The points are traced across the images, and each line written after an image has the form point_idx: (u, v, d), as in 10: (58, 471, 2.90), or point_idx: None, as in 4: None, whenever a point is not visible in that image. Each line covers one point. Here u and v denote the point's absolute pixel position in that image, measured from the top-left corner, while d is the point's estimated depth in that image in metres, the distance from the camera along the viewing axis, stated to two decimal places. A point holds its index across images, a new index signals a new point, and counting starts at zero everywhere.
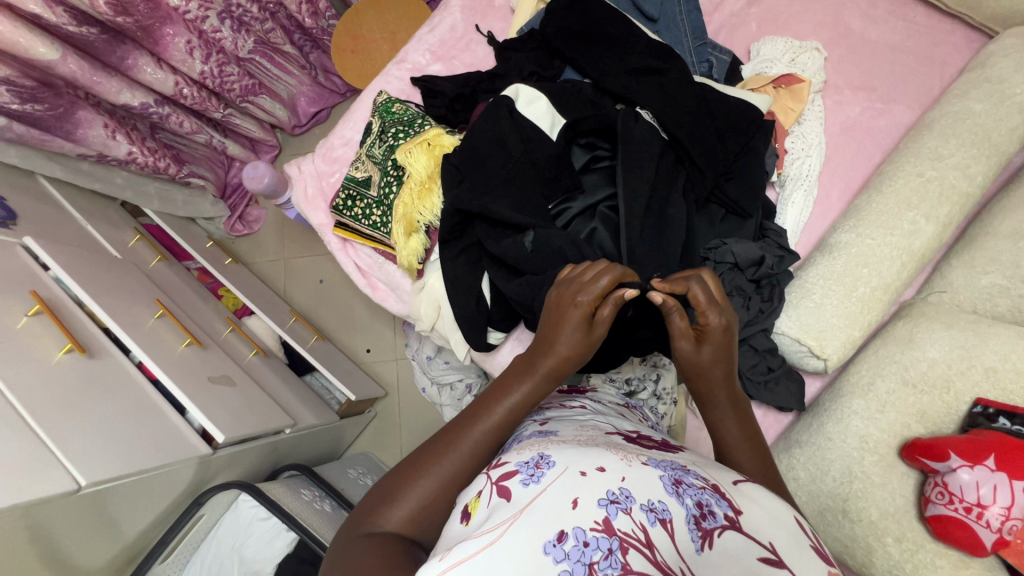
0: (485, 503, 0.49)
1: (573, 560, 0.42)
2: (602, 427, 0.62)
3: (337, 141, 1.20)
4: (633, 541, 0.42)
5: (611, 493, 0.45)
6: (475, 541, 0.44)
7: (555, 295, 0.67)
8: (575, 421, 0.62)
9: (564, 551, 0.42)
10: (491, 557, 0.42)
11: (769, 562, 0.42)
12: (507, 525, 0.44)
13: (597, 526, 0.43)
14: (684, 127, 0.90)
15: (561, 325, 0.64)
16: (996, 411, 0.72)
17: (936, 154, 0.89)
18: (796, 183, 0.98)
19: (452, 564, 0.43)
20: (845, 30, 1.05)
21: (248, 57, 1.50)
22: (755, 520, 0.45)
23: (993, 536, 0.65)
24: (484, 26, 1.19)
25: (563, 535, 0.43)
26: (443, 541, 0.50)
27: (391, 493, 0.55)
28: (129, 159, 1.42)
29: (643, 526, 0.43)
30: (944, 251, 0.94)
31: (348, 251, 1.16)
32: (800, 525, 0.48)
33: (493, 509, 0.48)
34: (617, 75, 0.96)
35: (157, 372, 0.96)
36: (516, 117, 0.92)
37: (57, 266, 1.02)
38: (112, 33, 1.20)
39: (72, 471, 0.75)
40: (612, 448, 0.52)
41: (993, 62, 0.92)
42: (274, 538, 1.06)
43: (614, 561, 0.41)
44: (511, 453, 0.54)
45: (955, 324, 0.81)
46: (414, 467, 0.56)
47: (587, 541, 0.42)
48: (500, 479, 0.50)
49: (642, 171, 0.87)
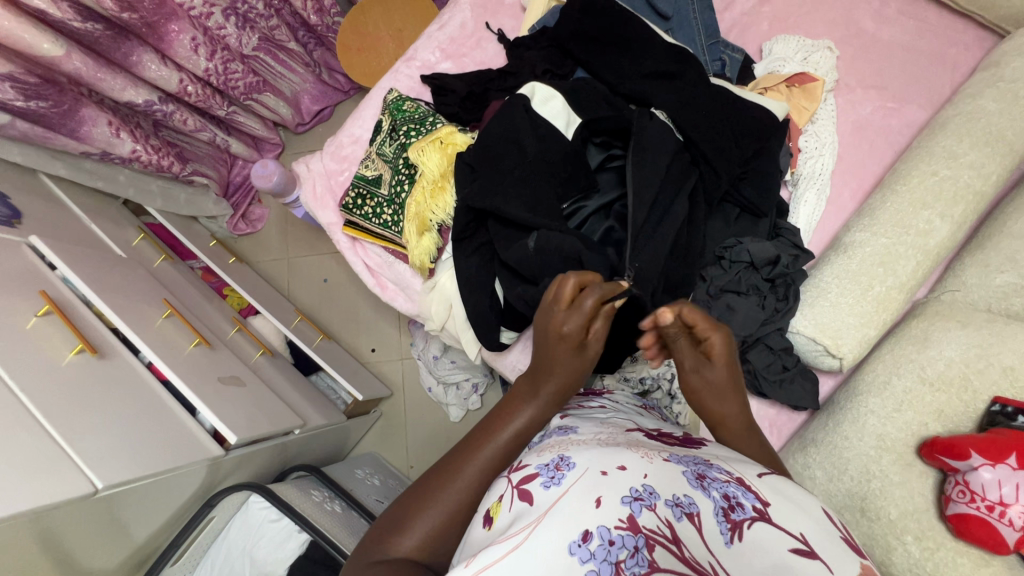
0: (507, 506, 0.49)
1: (599, 559, 0.41)
2: (623, 424, 0.62)
3: (346, 139, 1.19)
4: (658, 538, 0.42)
5: (635, 490, 0.45)
6: (499, 546, 0.43)
7: (542, 326, 0.65)
8: (597, 419, 0.63)
9: (590, 551, 0.42)
10: (518, 560, 0.42)
11: (801, 553, 0.43)
12: (531, 528, 0.44)
13: (622, 524, 0.43)
14: (702, 128, 0.90)
15: (557, 360, 0.62)
16: (1015, 409, 0.72)
17: (950, 153, 0.89)
18: (809, 182, 0.98)
19: (477, 570, 0.42)
20: (856, 29, 1.05)
21: (252, 54, 1.49)
22: (784, 512, 0.46)
23: (1015, 534, 0.65)
24: (494, 23, 1.19)
25: (588, 535, 0.43)
26: (467, 548, 0.49)
27: (403, 518, 0.55)
28: (132, 157, 1.40)
29: (669, 522, 0.43)
30: (958, 250, 0.94)
31: (357, 250, 1.16)
32: (829, 516, 0.48)
33: (517, 513, 0.47)
34: (634, 77, 0.96)
35: (167, 373, 0.95)
36: (533, 114, 0.91)
37: (65, 266, 1.00)
38: (117, 29, 1.18)
39: (86, 473, 0.74)
40: (633, 445, 0.52)
41: (1005, 61, 0.93)
42: (287, 539, 1.05)
43: (640, 559, 0.41)
44: (532, 456, 0.54)
45: (970, 323, 0.81)
46: (425, 491, 0.56)
47: (613, 540, 0.42)
48: (521, 482, 0.50)
49: (660, 171, 0.86)
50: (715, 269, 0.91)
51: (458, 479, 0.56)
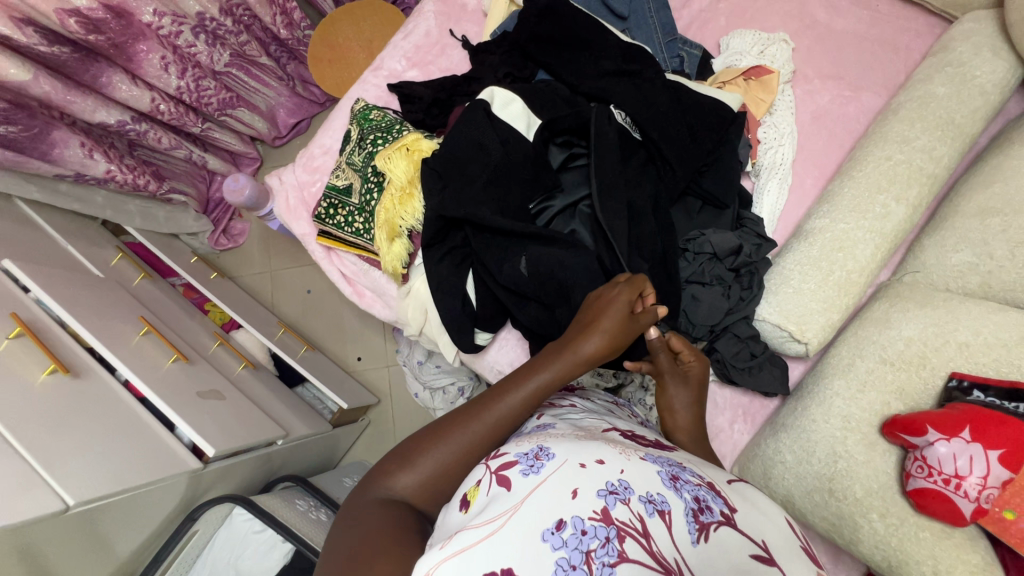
0: (484, 491, 0.50)
1: (571, 547, 0.43)
2: (599, 423, 0.63)
3: (317, 150, 1.20)
4: (630, 530, 0.44)
5: (611, 484, 0.47)
6: (475, 531, 0.45)
7: (595, 292, 0.70)
8: (572, 418, 0.63)
9: (563, 538, 0.43)
10: (493, 546, 0.43)
11: (760, 559, 0.45)
12: (508, 515, 0.45)
13: (596, 515, 0.44)
14: (659, 125, 0.91)
15: (608, 314, 0.66)
16: (970, 384, 0.74)
17: (903, 137, 0.92)
18: (771, 172, 1.00)
19: (454, 553, 0.43)
20: (811, 20, 1.07)
21: (224, 70, 1.50)
22: (747, 519, 0.48)
23: (971, 505, 0.66)
24: (459, 30, 1.21)
25: (562, 524, 0.44)
26: (441, 530, 0.50)
27: (406, 460, 0.57)
28: (107, 178, 1.40)
29: (640, 516, 0.45)
30: (918, 231, 0.96)
31: (333, 259, 1.17)
32: (790, 525, 0.51)
33: (493, 498, 0.48)
34: (591, 79, 0.97)
35: (144, 390, 0.96)
36: (494, 120, 0.93)
37: (38, 287, 1.01)
38: (85, 51, 1.20)
39: (59, 492, 0.74)
40: (611, 442, 0.53)
41: (953, 46, 0.95)
42: (271, 549, 1.06)
43: (610, 549, 0.43)
44: (511, 445, 0.55)
45: (928, 302, 0.82)
46: (437, 436, 0.59)
47: (585, 530, 0.44)
48: (500, 468, 0.51)
49: (618, 171, 0.88)
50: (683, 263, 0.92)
51: (469, 430, 0.58)
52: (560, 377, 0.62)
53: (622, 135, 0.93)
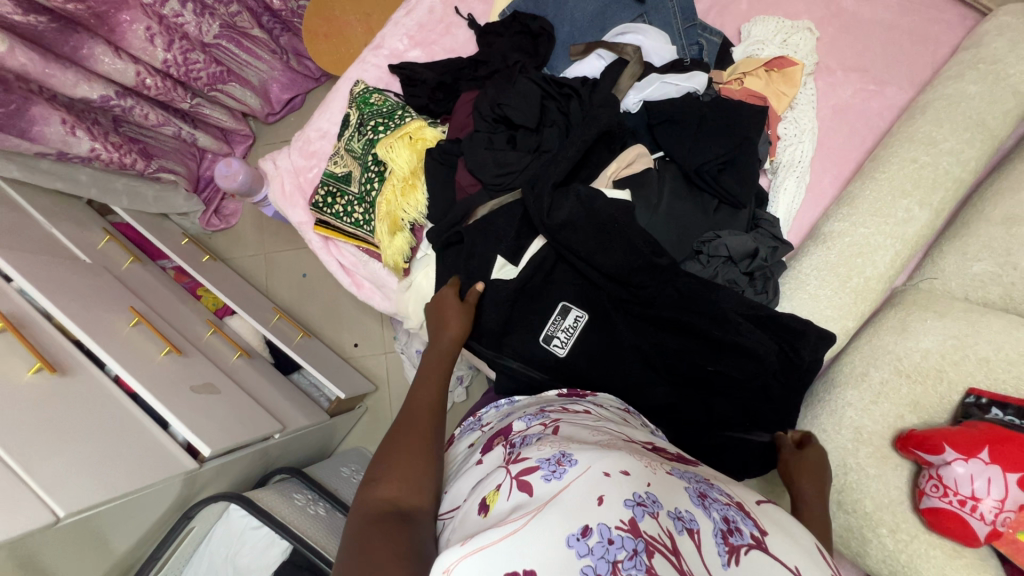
0: (505, 495, 0.48)
1: (597, 556, 0.40)
2: (617, 433, 0.60)
3: (313, 134, 1.15)
4: (659, 546, 0.41)
5: (638, 495, 0.44)
6: (498, 529, 0.43)
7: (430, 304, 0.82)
8: (588, 425, 0.60)
9: (588, 546, 0.41)
10: (514, 548, 0.41)
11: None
12: (530, 517, 0.43)
13: (623, 525, 0.42)
14: (590, 243, 0.81)
15: (450, 322, 0.76)
16: (988, 401, 0.73)
17: (929, 139, 0.88)
18: (789, 170, 0.96)
19: (473, 550, 0.41)
20: (837, 8, 1.02)
21: (213, 42, 1.42)
22: (780, 545, 0.46)
23: (987, 528, 0.65)
24: (464, 8, 1.14)
25: (587, 530, 0.42)
26: (460, 531, 0.49)
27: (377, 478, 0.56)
28: (91, 156, 1.34)
29: (670, 532, 0.43)
30: (938, 234, 0.93)
31: (330, 250, 1.12)
32: (821, 552, 0.49)
33: (515, 503, 0.46)
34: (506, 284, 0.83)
35: (135, 386, 0.93)
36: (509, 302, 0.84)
37: (20, 277, 0.97)
38: (63, 21, 1.12)
39: (48, 501, 0.71)
40: (634, 453, 0.51)
41: (986, 41, 0.90)
42: (269, 546, 1.04)
43: (639, 562, 0.40)
44: (531, 449, 0.53)
45: (948, 313, 0.80)
46: (385, 455, 0.58)
47: (612, 539, 0.41)
48: (520, 473, 0.49)
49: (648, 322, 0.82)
50: (756, 363, 0.77)
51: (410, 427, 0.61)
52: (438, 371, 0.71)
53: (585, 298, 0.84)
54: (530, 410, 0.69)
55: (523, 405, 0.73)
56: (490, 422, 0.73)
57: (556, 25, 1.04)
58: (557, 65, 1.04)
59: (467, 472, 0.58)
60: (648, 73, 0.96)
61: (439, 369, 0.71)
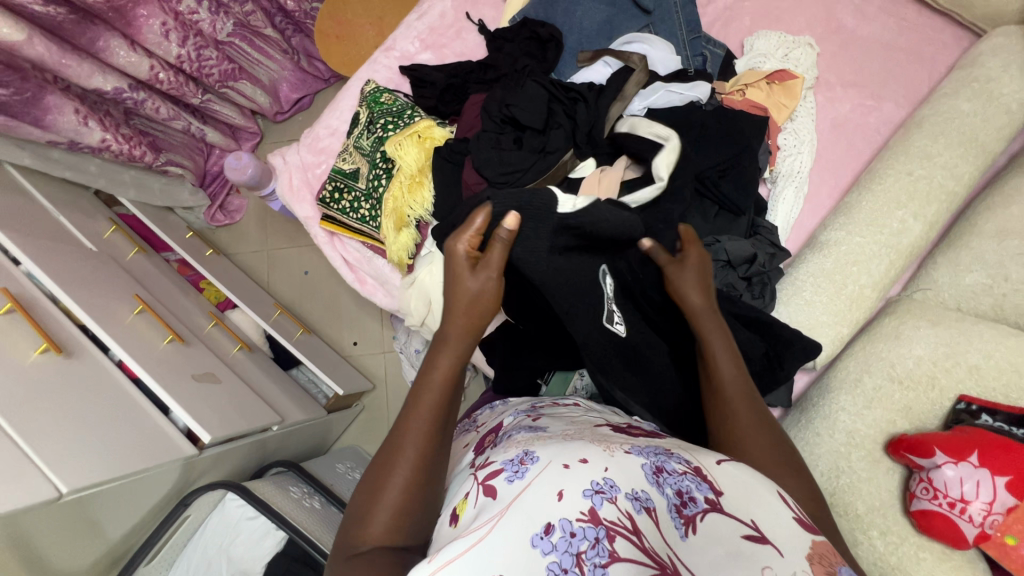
0: (472, 503, 0.48)
1: (561, 551, 0.40)
2: (593, 421, 0.61)
3: (323, 131, 1.17)
4: (619, 530, 0.41)
5: (595, 483, 0.43)
6: (464, 538, 0.42)
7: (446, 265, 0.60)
8: (567, 417, 0.61)
9: (552, 543, 0.40)
10: (478, 556, 0.41)
11: (752, 538, 0.41)
12: (495, 520, 0.43)
13: (583, 516, 0.42)
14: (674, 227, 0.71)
15: (466, 293, 0.57)
16: (980, 408, 0.74)
17: (925, 153, 0.90)
18: (788, 179, 0.98)
19: (441, 564, 0.40)
20: (838, 26, 1.05)
21: (227, 40, 1.44)
22: (738, 501, 0.44)
23: (975, 530, 0.67)
24: (475, 14, 1.17)
25: (550, 527, 0.41)
26: (437, 544, 0.49)
27: (362, 509, 0.51)
28: (102, 147, 1.36)
29: (629, 513, 0.42)
30: (932, 246, 0.95)
31: (335, 245, 1.14)
32: (784, 497, 0.47)
33: (480, 508, 0.46)
34: (551, 229, 0.64)
35: (138, 371, 0.93)
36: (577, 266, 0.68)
37: (30, 261, 0.98)
38: (82, 13, 1.14)
39: (51, 478, 0.72)
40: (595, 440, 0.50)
41: (981, 61, 0.93)
42: (264, 536, 1.05)
43: (601, 550, 0.40)
44: (498, 453, 0.52)
45: (940, 322, 0.82)
46: (375, 481, 0.52)
47: (574, 531, 0.41)
48: (486, 477, 0.49)
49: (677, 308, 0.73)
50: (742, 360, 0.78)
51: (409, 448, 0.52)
52: (446, 360, 0.56)
53: (626, 271, 0.74)
54: (521, 407, 0.70)
55: (514, 404, 0.74)
56: (485, 422, 0.73)
57: (565, 32, 1.07)
58: (565, 71, 1.07)
59: (460, 473, 0.60)
60: (652, 81, 0.97)
61: (447, 368, 0.55)
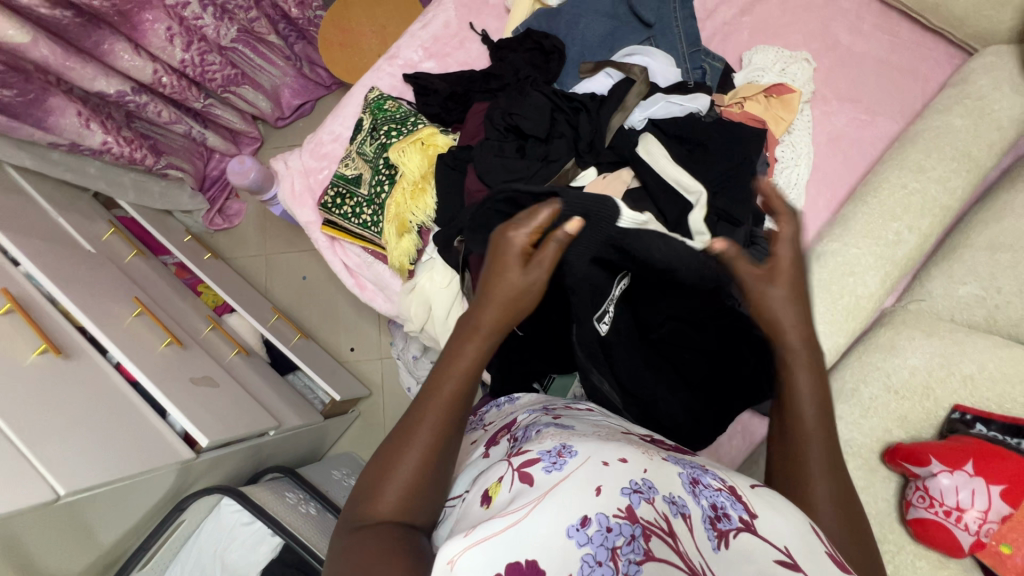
0: (506, 486, 0.46)
1: (596, 543, 0.40)
2: (617, 427, 0.60)
3: (326, 136, 1.17)
4: (655, 529, 0.41)
5: (634, 483, 0.44)
6: (502, 517, 0.41)
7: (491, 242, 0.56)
8: (588, 420, 0.61)
9: (588, 535, 0.40)
10: (516, 538, 0.40)
11: (785, 564, 0.42)
12: (533, 505, 0.42)
13: (620, 513, 0.42)
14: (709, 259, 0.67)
15: (504, 289, 0.53)
16: (974, 417, 0.75)
17: (919, 166, 0.92)
18: (785, 192, 1.00)
19: (476, 541, 0.40)
20: (833, 42, 1.08)
21: (230, 46, 1.45)
22: (770, 523, 0.45)
23: (971, 538, 0.67)
24: (478, 24, 1.18)
25: (586, 520, 0.41)
26: (462, 523, 0.48)
27: (372, 486, 0.50)
28: (103, 149, 1.36)
29: (665, 516, 0.43)
30: (926, 258, 0.97)
31: (336, 250, 1.14)
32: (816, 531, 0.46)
33: (516, 492, 0.44)
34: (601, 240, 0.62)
35: (136, 374, 0.93)
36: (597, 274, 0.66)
37: (30, 262, 0.97)
38: (88, 17, 1.15)
39: (48, 480, 0.72)
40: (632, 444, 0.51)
41: (972, 79, 0.96)
42: (259, 542, 1.04)
43: (636, 547, 0.40)
44: (532, 442, 0.51)
45: (934, 332, 0.83)
46: (389, 457, 0.51)
47: (610, 527, 0.41)
48: (522, 463, 0.47)
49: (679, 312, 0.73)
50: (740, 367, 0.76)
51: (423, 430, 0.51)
52: (475, 348, 0.53)
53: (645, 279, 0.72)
54: (535, 406, 0.69)
55: (524, 404, 0.73)
56: (492, 421, 0.73)
57: (567, 43, 1.08)
58: (567, 81, 1.08)
59: (473, 464, 0.60)
60: (652, 93, 0.99)
61: (468, 360, 0.53)
